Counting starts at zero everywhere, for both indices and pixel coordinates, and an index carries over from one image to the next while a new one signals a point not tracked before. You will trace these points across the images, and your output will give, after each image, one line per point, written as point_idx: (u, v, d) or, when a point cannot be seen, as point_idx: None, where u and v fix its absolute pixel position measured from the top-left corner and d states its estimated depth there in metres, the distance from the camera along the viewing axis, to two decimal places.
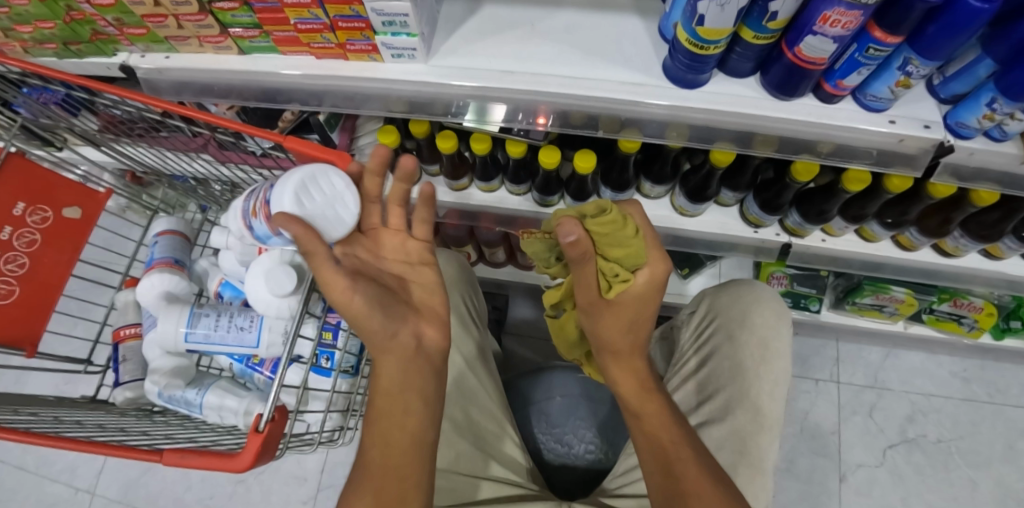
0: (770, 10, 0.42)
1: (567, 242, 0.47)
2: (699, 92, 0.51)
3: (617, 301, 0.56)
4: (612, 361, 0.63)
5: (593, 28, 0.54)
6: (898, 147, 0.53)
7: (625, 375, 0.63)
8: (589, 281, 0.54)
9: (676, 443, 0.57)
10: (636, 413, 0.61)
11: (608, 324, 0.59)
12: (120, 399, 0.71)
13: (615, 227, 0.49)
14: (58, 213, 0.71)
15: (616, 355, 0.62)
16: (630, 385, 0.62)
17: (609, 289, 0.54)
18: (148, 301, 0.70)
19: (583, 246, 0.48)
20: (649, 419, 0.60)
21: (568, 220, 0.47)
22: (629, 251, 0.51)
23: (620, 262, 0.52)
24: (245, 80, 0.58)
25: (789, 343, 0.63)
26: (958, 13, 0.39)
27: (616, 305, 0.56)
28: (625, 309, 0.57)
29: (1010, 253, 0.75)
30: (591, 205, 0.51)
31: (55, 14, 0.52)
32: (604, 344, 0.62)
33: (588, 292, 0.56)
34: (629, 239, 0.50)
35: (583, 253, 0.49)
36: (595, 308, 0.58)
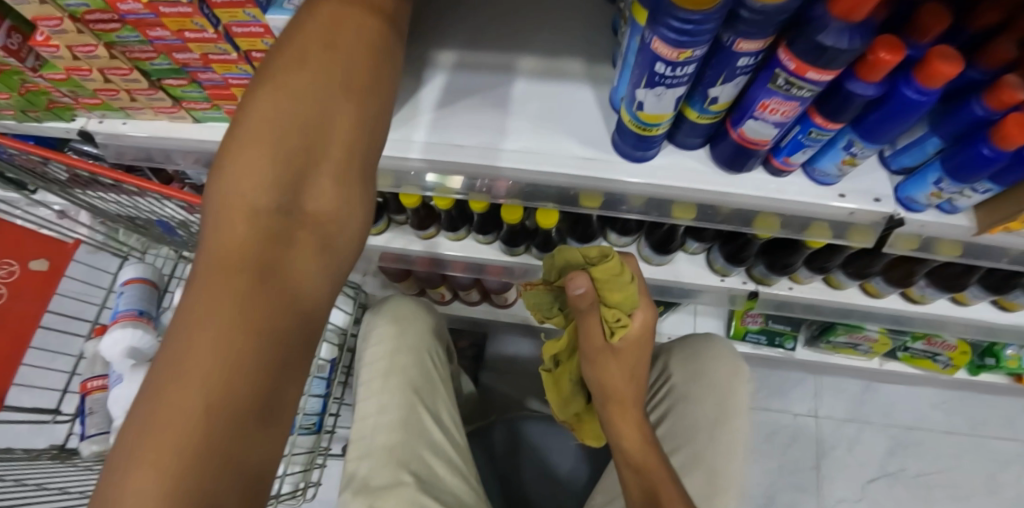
0: (710, 96, 0.43)
1: (580, 292, 0.48)
2: (648, 166, 0.51)
3: (618, 351, 0.56)
4: (616, 410, 0.59)
5: (544, 99, 0.55)
6: (851, 219, 0.53)
7: (627, 427, 0.59)
8: (591, 330, 0.53)
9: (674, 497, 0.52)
10: (637, 467, 0.56)
11: (606, 372, 0.57)
12: (86, 453, 0.71)
13: (611, 272, 0.50)
14: (24, 265, 0.73)
15: (619, 405, 0.59)
16: (634, 436, 0.58)
17: (615, 335, 0.53)
18: (114, 357, 0.71)
19: (591, 298, 0.49)
20: (650, 473, 0.55)
21: (577, 274, 0.48)
22: (625, 296, 0.51)
23: (619, 307, 0.52)
24: (201, 148, 0.59)
25: (747, 399, 0.64)
26: (895, 103, 0.39)
27: (620, 352, 0.56)
28: (627, 356, 0.56)
29: (977, 300, 0.75)
30: (593, 248, 0.52)
31: (9, 87, 0.53)
32: (607, 390, 0.58)
33: (590, 341, 0.55)
34: (624, 282, 0.51)
35: (591, 302, 0.50)
36: (604, 354, 0.56)
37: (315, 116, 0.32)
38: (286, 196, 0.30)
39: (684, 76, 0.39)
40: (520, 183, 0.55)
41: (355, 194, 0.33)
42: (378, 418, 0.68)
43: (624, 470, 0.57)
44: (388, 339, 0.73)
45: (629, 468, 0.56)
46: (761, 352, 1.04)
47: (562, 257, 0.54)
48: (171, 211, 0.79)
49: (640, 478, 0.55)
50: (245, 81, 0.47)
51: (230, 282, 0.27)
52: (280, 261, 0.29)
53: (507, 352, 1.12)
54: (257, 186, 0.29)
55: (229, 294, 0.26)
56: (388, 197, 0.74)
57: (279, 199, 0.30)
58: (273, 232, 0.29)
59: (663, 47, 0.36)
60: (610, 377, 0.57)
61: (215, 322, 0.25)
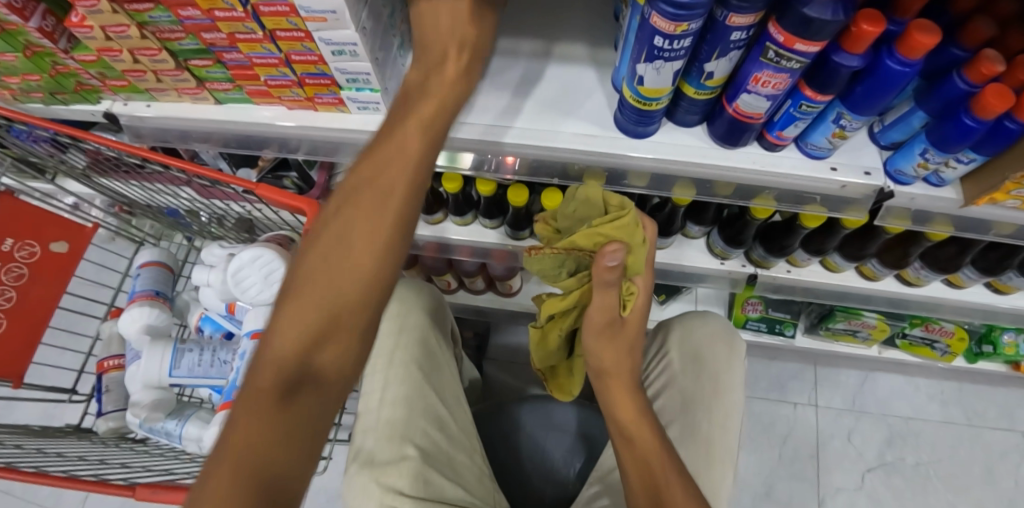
0: (706, 71, 0.46)
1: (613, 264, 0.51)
2: (648, 142, 0.54)
3: (616, 332, 0.59)
4: (612, 388, 0.60)
5: (549, 81, 0.58)
6: (842, 192, 0.55)
7: (621, 398, 0.60)
8: (605, 301, 0.55)
9: (663, 465, 0.54)
10: (627, 437, 0.57)
11: (601, 352, 0.60)
12: (103, 429, 0.72)
13: (631, 233, 0.52)
14: (46, 247, 0.74)
15: (612, 383, 0.60)
16: (629, 408, 0.58)
17: (627, 307, 0.59)
18: (132, 334, 0.72)
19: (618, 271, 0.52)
20: (638, 443, 0.56)
21: (611, 246, 0.51)
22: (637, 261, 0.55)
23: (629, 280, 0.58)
24: (222, 128, 0.61)
25: (742, 375, 0.67)
26: (881, 76, 0.42)
27: (623, 332, 0.60)
28: (625, 335, 0.60)
29: (971, 282, 0.77)
30: (612, 197, 0.54)
31: (41, 68, 0.55)
32: (604, 371, 0.61)
33: (598, 316, 0.57)
34: (636, 244, 0.54)
35: (614, 282, 0.53)
36: (609, 329, 0.59)
37: (342, 268, 0.34)
38: (309, 347, 0.32)
39: (682, 50, 0.41)
40: (527, 159, 0.57)
41: (371, 337, 0.35)
42: (384, 394, 0.70)
43: (615, 439, 0.58)
44: (395, 317, 0.75)
45: (620, 437, 0.57)
46: (761, 339, 1.06)
47: (583, 191, 0.53)
48: (186, 200, 0.82)
49: (630, 447, 0.56)
50: (267, 60, 0.49)
51: (251, 418, 0.29)
52: (299, 389, 0.31)
53: (510, 341, 1.15)
54: (289, 339, 0.32)
55: (250, 428, 0.29)
56: None
57: (301, 353, 0.32)
58: (293, 377, 0.31)
59: (661, 21, 0.38)
60: (603, 358, 0.60)
61: (231, 458, 0.28)
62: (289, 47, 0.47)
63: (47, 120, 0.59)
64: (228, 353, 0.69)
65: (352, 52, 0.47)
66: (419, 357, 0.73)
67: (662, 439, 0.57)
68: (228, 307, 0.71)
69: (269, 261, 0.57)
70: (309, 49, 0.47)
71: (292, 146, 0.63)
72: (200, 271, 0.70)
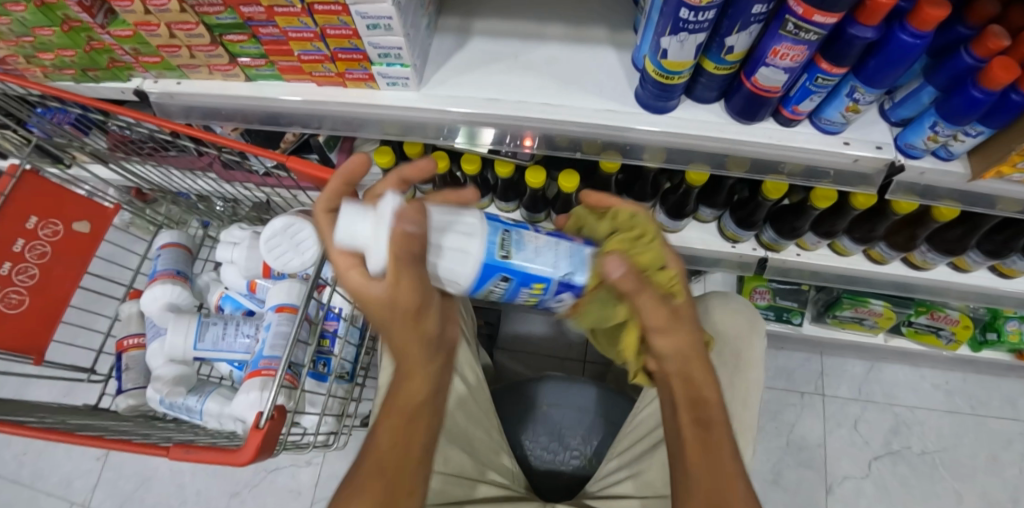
0: (727, 45, 0.47)
1: (613, 278, 0.43)
2: (668, 117, 0.56)
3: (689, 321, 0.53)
4: (693, 369, 0.53)
5: (570, 61, 0.61)
6: (855, 166, 0.58)
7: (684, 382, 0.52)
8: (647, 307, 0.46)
9: (731, 462, 0.48)
10: (706, 420, 0.50)
11: (675, 339, 0.51)
12: (122, 406, 0.74)
13: (638, 234, 0.50)
14: (68, 227, 0.71)
15: (685, 382, 0.52)
16: (710, 390, 0.52)
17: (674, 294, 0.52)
18: (153, 312, 0.73)
19: (633, 280, 0.43)
20: (717, 429, 0.50)
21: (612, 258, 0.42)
22: (653, 255, 0.49)
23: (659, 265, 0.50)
24: (251, 104, 0.63)
25: (760, 353, 0.72)
26: (893, 48, 0.43)
27: (682, 316, 0.52)
28: (687, 317, 0.53)
29: (976, 266, 0.79)
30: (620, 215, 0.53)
31: (76, 43, 0.57)
32: (676, 356, 0.52)
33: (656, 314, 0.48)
34: (650, 241, 0.51)
35: (637, 277, 0.44)
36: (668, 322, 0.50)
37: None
38: None
39: (705, 22, 0.43)
40: (545, 135, 0.60)
41: None
42: None
43: (685, 426, 0.50)
44: None
45: (698, 426, 0.50)
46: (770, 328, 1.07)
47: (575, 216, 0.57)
48: (206, 183, 0.81)
49: (707, 433, 0.49)
50: (302, 34, 0.51)
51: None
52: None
53: (521, 330, 1.16)
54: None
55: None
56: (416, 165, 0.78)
57: None
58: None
59: None
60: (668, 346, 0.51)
61: None
62: (325, 21, 0.49)
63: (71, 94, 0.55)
64: (252, 327, 0.70)
65: (386, 26, 0.49)
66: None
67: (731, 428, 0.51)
68: (250, 285, 0.73)
69: (300, 229, 0.59)
70: (345, 23, 0.49)
71: (316, 125, 0.64)
72: (224, 248, 0.72)
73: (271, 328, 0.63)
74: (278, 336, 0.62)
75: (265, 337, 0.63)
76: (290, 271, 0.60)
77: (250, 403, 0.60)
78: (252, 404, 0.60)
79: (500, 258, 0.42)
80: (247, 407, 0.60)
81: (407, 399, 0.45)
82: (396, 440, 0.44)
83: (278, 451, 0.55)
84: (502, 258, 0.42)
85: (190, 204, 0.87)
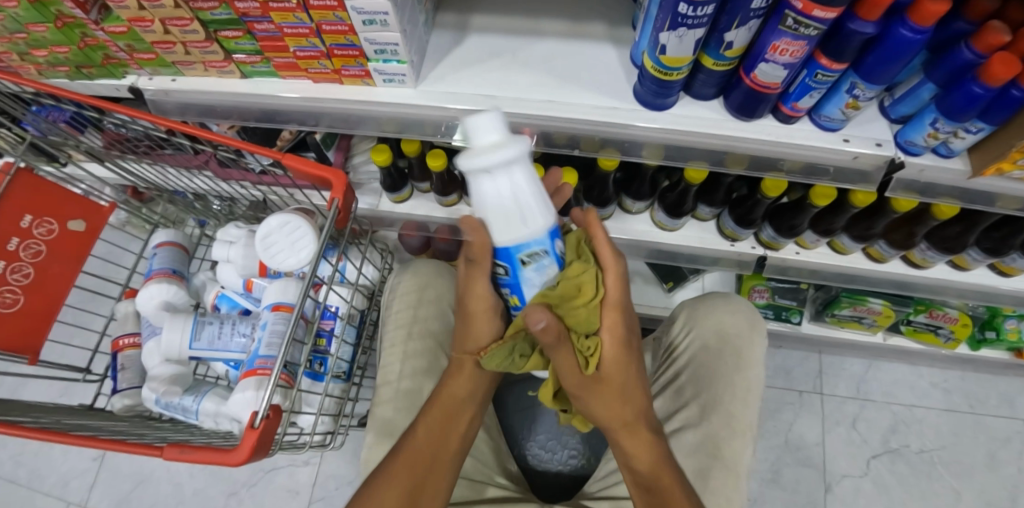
0: (726, 41, 0.47)
1: (534, 329, 0.41)
2: (666, 114, 0.56)
3: (624, 392, 0.52)
4: (623, 436, 0.53)
5: (567, 58, 0.60)
6: (854, 163, 0.58)
7: (636, 442, 0.54)
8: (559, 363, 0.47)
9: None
10: (648, 486, 0.53)
11: (604, 407, 0.51)
12: (118, 406, 0.73)
13: (570, 295, 0.43)
14: (64, 225, 0.71)
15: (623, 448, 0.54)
16: (646, 457, 0.54)
17: (590, 365, 0.47)
18: (148, 311, 0.73)
19: (554, 331, 0.42)
20: (664, 493, 0.52)
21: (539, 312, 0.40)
22: (580, 320, 0.45)
23: (584, 330, 0.47)
24: (247, 101, 0.63)
25: (762, 353, 0.71)
26: (892, 43, 0.43)
27: (604, 385, 0.50)
28: (614, 389, 0.50)
29: (976, 264, 0.79)
30: (572, 268, 0.44)
31: (70, 40, 0.56)
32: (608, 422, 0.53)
33: (570, 378, 0.48)
34: (583, 304, 0.44)
35: (556, 334, 0.43)
36: (584, 388, 0.50)
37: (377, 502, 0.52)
38: None
39: (704, 17, 0.42)
40: (542, 132, 0.59)
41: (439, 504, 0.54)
42: (404, 366, 0.72)
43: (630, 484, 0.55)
44: (413, 292, 0.76)
45: (638, 487, 0.54)
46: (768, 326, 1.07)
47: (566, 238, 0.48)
48: (202, 182, 0.81)
49: (651, 498, 0.52)
50: (298, 30, 0.50)
51: None
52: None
53: None
54: None
55: None
56: (413, 163, 0.77)
57: None
58: None
59: None
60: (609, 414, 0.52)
61: None
62: (321, 17, 0.48)
63: (64, 91, 0.55)
64: (248, 325, 0.69)
65: (382, 22, 0.48)
66: (428, 349, 0.73)
67: (684, 487, 0.53)
68: (246, 284, 0.73)
69: (297, 227, 0.58)
70: (340, 19, 0.48)
71: (312, 122, 0.64)
72: (220, 246, 0.71)
73: (267, 326, 0.63)
74: (274, 335, 0.62)
75: (260, 336, 0.62)
76: (286, 270, 0.59)
77: (247, 403, 0.59)
78: (249, 403, 0.59)
79: (517, 258, 0.42)
80: (243, 406, 0.59)
81: (454, 392, 0.58)
82: (439, 422, 0.57)
83: (274, 451, 0.55)
84: (518, 259, 0.42)
85: (187, 202, 0.86)
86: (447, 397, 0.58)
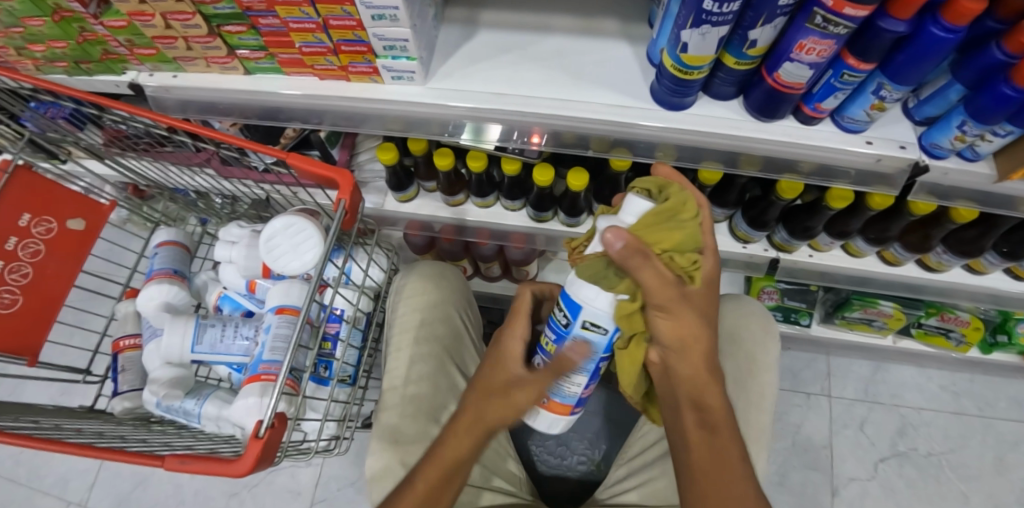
0: (750, 39, 0.45)
1: (613, 252, 0.39)
2: (684, 114, 0.54)
3: (708, 315, 0.49)
4: (693, 366, 0.50)
5: (582, 54, 0.59)
6: (876, 166, 0.56)
7: (697, 369, 0.50)
8: (658, 276, 0.41)
9: (741, 466, 0.49)
10: (711, 425, 0.51)
11: (680, 323, 0.47)
12: (118, 409, 0.71)
13: (677, 208, 0.42)
14: (63, 224, 0.69)
15: (691, 386, 0.51)
16: (717, 401, 0.52)
17: (691, 279, 0.45)
18: (149, 313, 0.71)
19: (640, 251, 0.39)
20: (721, 436, 0.51)
21: (617, 233, 0.39)
22: (689, 235, 0.42)
23: (690, 250, 0.43)
24: (250, 99, 0.61)
25: (775, 357, 0.70)
26: (924, 41, 0.41)
27: (694, 303, 0.46)
28: (700, 305, 0.48)
29: (992, 268, 0.77)
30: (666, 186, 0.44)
31: (68, 34, 0.55)
32: (686, 342, 0.49)
33: (661, 290, 0.42)
34: (689, 219, 0.43)
35: (643, 253, 0.40)
36: (675, 303, 0.45)
37: None
38: None
39: (729, 14, 0.41)
40: (554, 131, 0.58)
41: None
42: (411, 371, 0.70)
43: (691, 425, 0.51)
44: (420, 295, 0.75)
45: (702, 428, 0.51)
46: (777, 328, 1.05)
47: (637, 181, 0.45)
48: (203, 180, 0.79)
49: (711, 440, 0.51)
50: (304, 25, 0.48)
51: None
52: None
53: None
54: None
55: None
56: (419, 161, 0.75)
57: None
58: None
59: None
60: (687, 328, 0.48)
61: None
62: (328, 11, 0.46)
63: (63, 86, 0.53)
64: (251, 328, 0.68)
65: (391, 17, 0.47)
66: (434, 354, 0.72)
67: (737, 433, 0.52)
68: (249, 285, 0.71)
69: (302, 230, 0.57)
70: (348, 13, 0.47)
71: (317, 120, 0.62)
72: (222, 247, 0.69)
73: (271, 328, 0.61)
74: (279, 339, 0.60)
75: (264, 340, 0.61)
76: (291, 273, 0.58)
77: (252, 411, 0.58)
78: (255, 409, 0.58)
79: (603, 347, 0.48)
80: (247, 411, 0.58)
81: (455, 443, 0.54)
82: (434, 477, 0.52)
83: (279, 459, 0.53)
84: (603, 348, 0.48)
85: (189, 201, 0.84)
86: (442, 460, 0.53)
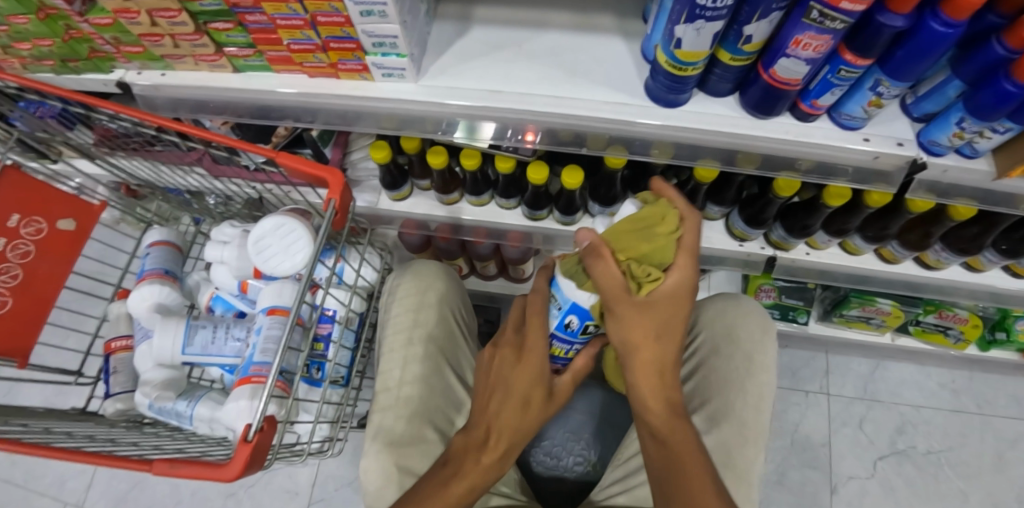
0: (745, 34, 0.44)
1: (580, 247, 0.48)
2: (679, 111, 0.54)
3: (661, 329, 0.51)
4: (644, 377, 0.53)
5: (576, 51, 0.58)
6: (874, 164, 0.55)
7: (650, 378, 0.53)
8: (614, 282, 0.46)
9: (700, 476, 0.50)
10: (662, 439, 0.52)
11: (627, 331, 0.50)
12: (111, 411, 0.71)
13: (655, 220, 0.46)
14: (53, 224, 0.68)
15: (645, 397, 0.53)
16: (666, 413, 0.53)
17: (642, 288, 0.48)
18: (141, 313, 0.70)
19: (598, 251, 0.46)
20: (675, 447, 0.52)
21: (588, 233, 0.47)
22: (656, 249, 0.47)
23: (651, 263, 0.47)
24: (240, 97, 0.60)
25: (774, 357, 0.69)
26: (922, 37, 0.40)
27: (642, 314, 0.49)
28: (652, 317, 0.50)
29: (991, 265, 0.76)
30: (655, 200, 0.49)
31: (54, 32, 0.53)
32: (634, 351, 0.51)
33: (611, 296, 0.47)
34: (664, 233, 0.46)
35: (600, 255, 0.46)
36: (620, 312, 0.48)
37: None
38: None
39: (724, 9, 0.40)
40: (549, 129, 0.57)
41: None
42: (404, 372, 0.69)
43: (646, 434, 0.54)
44: (413, 294, 0.74)
45: (653, 437, 0.53)
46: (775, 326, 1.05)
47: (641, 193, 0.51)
48: (195, 180, 0.78)
49: (663, 450, 0.52)
50: (292, 21, 0.47)
51: None
52: None
53: None
54: None
55: None
56: (414, 159, 0.75)
57: None
58: None
59: None
60: (632, 337, 0.50)
61: None
62: (316, 7, 0.46)
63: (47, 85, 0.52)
64: (243, 330, 0.67)
65: (380, 13, 0.46)
66: (428, 355, 0.72)
67: (700, 447, 0.52)
68: (241, 285, 0.71)
69: (292, 230, 0.56)
70: (337, 9, 0.46)
71: (309, 118, 0.62)
72: (213, 247, 0.68)
73: (262, 330, 0.60)
74: (270, 341, 0.60)
75: (255, 341, 0.60)
76: (282, 274, 0.57)
77: (241, 414, 0.57)
78: (244, 412, 0.57)
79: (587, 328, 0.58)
80: (237, 414, 0.57)
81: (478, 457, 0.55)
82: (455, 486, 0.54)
83: (271, 462, 0.53)
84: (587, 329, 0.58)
85: (182, 201, 0.83)
86: (475, 470, 0.54)
